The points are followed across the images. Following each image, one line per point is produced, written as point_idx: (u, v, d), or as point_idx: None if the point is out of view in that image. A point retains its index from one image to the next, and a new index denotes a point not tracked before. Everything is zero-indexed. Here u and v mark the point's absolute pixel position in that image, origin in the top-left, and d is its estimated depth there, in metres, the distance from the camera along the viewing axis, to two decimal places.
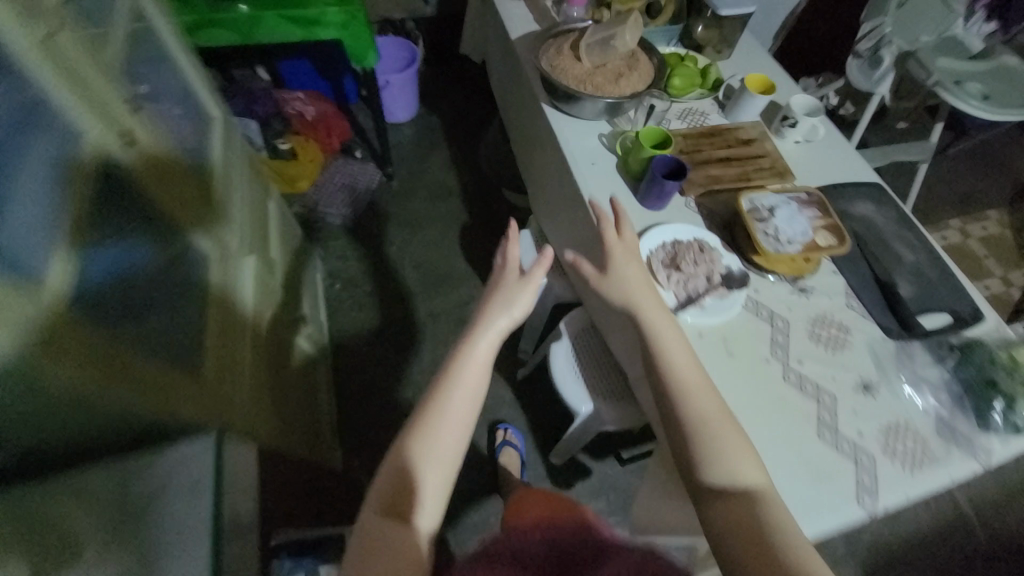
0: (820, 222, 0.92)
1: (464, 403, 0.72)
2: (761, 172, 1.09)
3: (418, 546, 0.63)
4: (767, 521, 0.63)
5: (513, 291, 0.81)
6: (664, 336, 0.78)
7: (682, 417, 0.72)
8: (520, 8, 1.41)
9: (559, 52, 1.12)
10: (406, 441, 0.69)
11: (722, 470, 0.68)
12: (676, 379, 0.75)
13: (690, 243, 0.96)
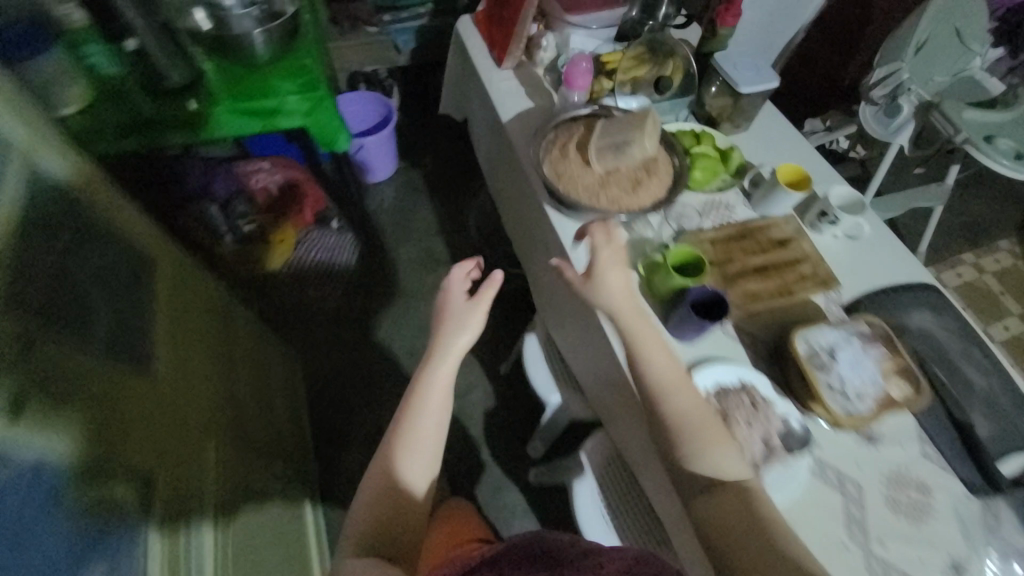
0: (890, 364, 0.80)
1: (439, 404, 0.80)
2: (803, 281, 0.95)
3: (406, 499, 0.77)
4: (761, 510, 0.68)
5: (460, 320, 0.85)
6: (645, 329, 0.80)
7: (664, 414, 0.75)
8: (508, 82, 1.25)
9: (563, 154, 0.97)
10: (380, 459, 0.79)
11: (709, 465, 0.72)
12: (656, 384, 0.77)
13: (736, 393, 0.81)
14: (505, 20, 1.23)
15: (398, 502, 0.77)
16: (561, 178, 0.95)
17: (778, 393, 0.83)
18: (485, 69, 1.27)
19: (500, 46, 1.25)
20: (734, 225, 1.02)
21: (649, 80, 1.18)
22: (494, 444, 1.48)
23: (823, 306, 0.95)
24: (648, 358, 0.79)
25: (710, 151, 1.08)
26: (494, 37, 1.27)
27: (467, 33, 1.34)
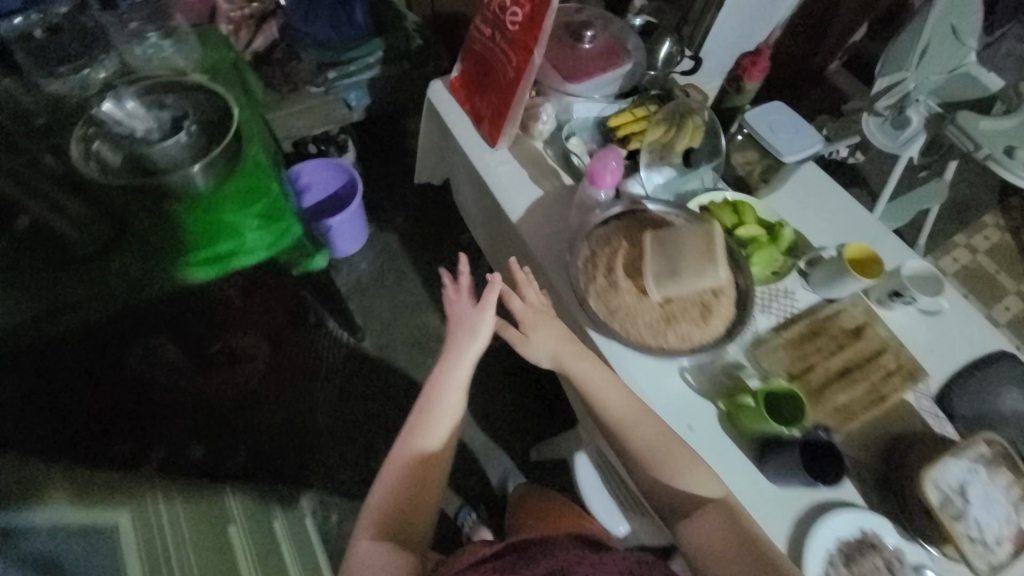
0: (1016, 491, 0.74)
1: (454, 393, 0.79)
2: (891, 380, 0.85)
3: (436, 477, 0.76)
4: (743, 526, 0.67)
5: (473, 323, 0.82)
6: (587, 374, 0.77)
7: (628, 449, 0.74)
8: (507, 164, 1.05)
9: (610, 282, 0.81)
10: (397, 463, 0.75)
11: (683, 486, 0.71)
12: (623, 415, 0.75)
13: (866, 558, 0.72)
14: (494, 93, 1.02)
15: (414, 499, 0.74)
16: (612, 315, 0.80)
17: (901, 536, 0.74)
18: (475, 150, 1.07)
19: (491, 123, 1.05)
20: (802, 319, 0.89)
21: (676, 153, 1.00)
22: None
23: (916, 406, 0.85)
24: (601, 395, 0.76)
25: (759, 233, 0.95)
26: (481, 111, 1.06)
27: (445, 106, 1.12)
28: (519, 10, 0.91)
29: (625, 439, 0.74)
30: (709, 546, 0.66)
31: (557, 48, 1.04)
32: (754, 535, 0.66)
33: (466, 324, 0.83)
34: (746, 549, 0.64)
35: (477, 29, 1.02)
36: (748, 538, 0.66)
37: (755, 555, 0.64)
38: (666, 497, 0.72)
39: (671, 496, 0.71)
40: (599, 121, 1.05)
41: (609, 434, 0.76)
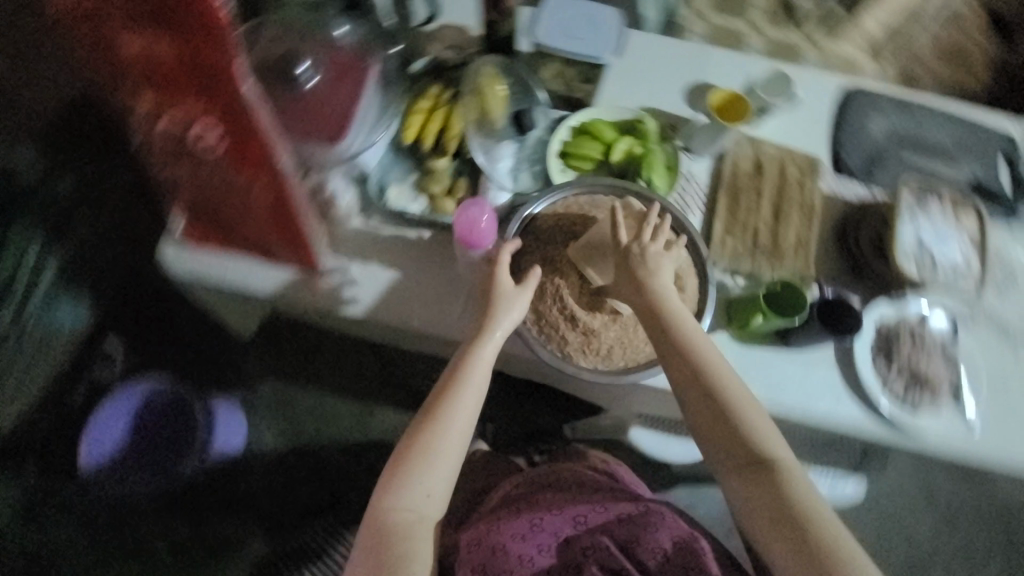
0: (951, 208, 0.80)
1: (476, 380, 0.66)
2: (804, 185, 0.87)
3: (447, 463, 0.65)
4: (794, 506, 0.57)
5: (507, 297, 0.67)
6: (658, 282, 0.64)
7: (700, 373, 0.61)
8: (350, 271, 0.82)
9: (582, 326, 0.70)
10: (421, 438, 0.65)
11: (751, 436, 0.60)
12: (706, 354, 0.62)
13: (898, 340, 0.78)
14: (264, 224, 0.71)
15: (424, 486, 0.64)
16: (611, 354, 0.70)
17: (899, 302, 0.79)
18: (303, 289, 0.80)
19: (291, 251, 0.76)
20: (720, 193, 0.86)
21: (501, 119, 0.84)
22: None
23: (830, 190, 0.89)
24: (684, 320, 0.63)
25: (633, 142, 0.85)
26: (267, 244, 0.76)
27: (219, 264, 0.80)
28: (207, 129, 0.57)
29: (700, 366, 0.61)
30: (749, 501, 0.59)
31: (286, 107, 0.70)
32: (805, 515, 0.56)
33: (494, 294, 0.68)
34: (783, 517, 0.57)
35: (166, 165, 0.66)
36: (788, 504, 0.57)
37: (809, 536, 0.55)
38: (732, 443, 0.60)
39: (729, 446, 0.60)
40: (398, 146, 0.83)
41: (681, 374, 0.62)
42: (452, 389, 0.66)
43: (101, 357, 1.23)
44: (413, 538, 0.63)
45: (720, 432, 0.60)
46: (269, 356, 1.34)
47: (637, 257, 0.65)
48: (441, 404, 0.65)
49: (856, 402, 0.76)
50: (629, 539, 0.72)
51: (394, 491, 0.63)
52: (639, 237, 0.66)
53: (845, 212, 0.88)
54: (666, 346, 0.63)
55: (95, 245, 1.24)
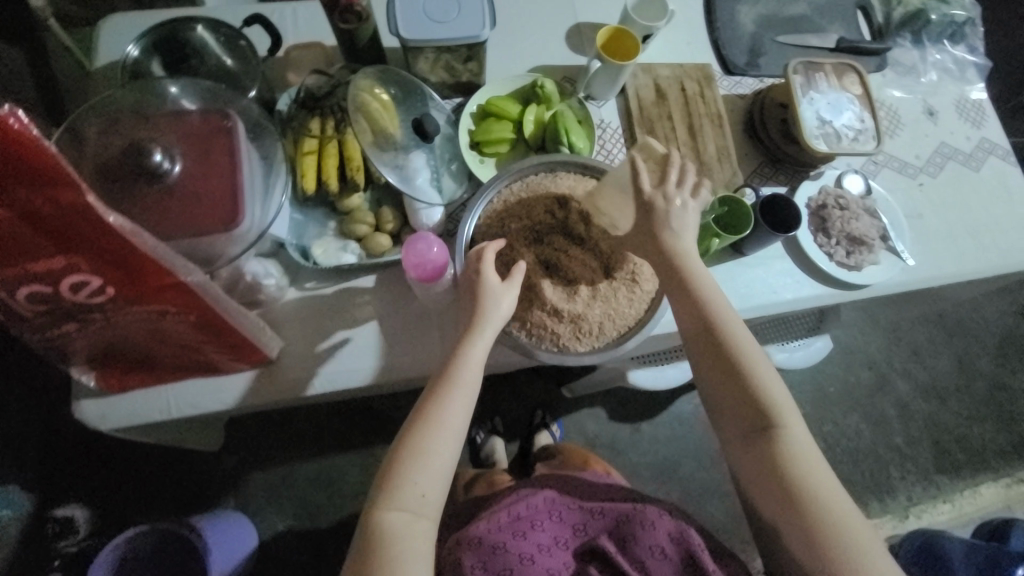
0: (833, 76, 0.87)
1: (469, 374, 0.61)
2: (705, 95, 0.89)
3: (439, 455, 0.58)
4: (795, 478, 0.57)
5: (494, 293, 0.64)
6: (680, 245, 0.65)
7: (721, 344, 0.62)
8: (308, 348, 0.74)
9: (569, 315, 0.70)
10: (419, 433, 0.58)
11: (767, 403, 0.60)
12: (729, 329, 0.63)
13: (829, 214, 0.84)
14: (194, 341, 0.62)
15: (419, 483, 0.56)
16: (601, 329, 0.71)
17: (817, 180, 0.87)
18: (266, 387, 0.72)
19: (236, 355, 0.68)
20: (637, 130, 0.86)
21: (400, 132, 0.76)
22: (656, 427, 1.45)
23: (728, 91, 0.92)
24: (700, 281, 0.65)
25: (539, 110, 0.82)
26: (205, 358, 0.67)
27: (156, 399, 0.71)
28: (82, 279, 0.47)
29: (721, 336, 0.62)
30: (751, 468, 0.60)
31: (158, 207, 0.59)
32: (806, 489, 0.56)
33: (482, 291, 0.64)
34: (783, 489, 0.57)
35: (41, 334, 0.54)
36: (789, 475, 0.57)
37: (790, 497, 0.56)
38: (744, 408, 0.61)
39: (740, 410, 0.61)
40: (302, 202, 0.77)
41: (697, 337, 0.64)
42: (446, 387, 0.61)
43: (62, 530, 1.10)
44: (407, 541, 0.54)
45: (733, 395, 0.61)
46: (240, 453, 1.27)
47: (660, 210, 0.66)
48: (438, 399, 0.60)
49: (813, 281, 0.83)
50: (630, 536, 0.65)
51: (389, 491, 0.56)
52: (663, 185, 0.66)
53: (746, 108, 0.92)
54: (690, 317, 0.64)
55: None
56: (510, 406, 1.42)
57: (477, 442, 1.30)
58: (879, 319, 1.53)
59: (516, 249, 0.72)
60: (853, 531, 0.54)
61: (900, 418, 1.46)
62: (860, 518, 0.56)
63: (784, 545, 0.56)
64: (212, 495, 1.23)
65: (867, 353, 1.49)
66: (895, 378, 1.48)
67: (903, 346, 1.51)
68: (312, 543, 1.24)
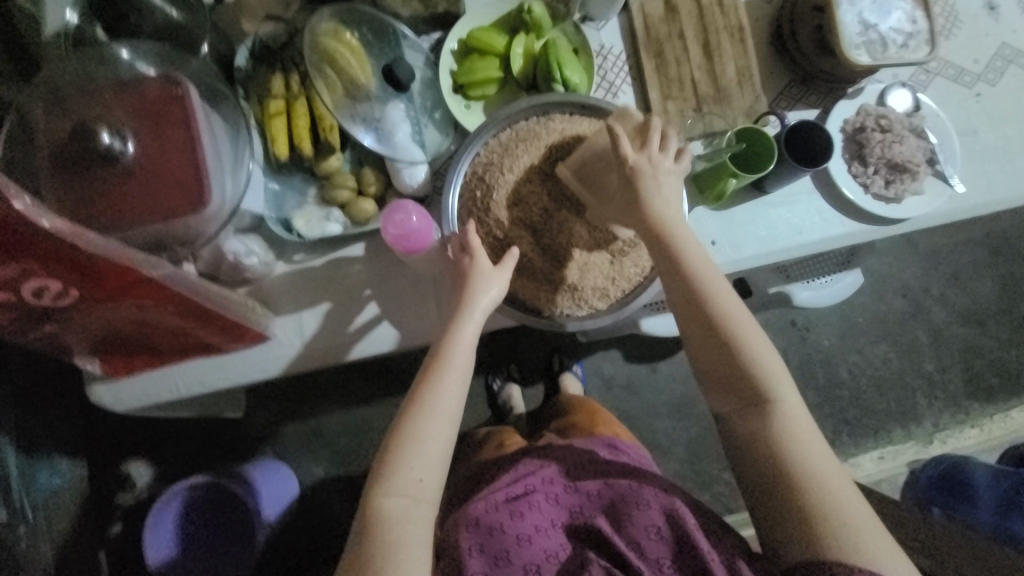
0: None
1: (460, 361, 0.59)
2: (724, 3, 0.76)
3: (433, 438, 0.57)
4: (792, 454, 0.53)
5: (483, 278, 0.61)
6: (658, 203, 0.57)
7: (707, 311, 0.56)
8: (305, 324, 0.72)
9: (567, 284, 0.65)
10: (405, 422, 0.57)
11: (761, 374, 0.55)
12: (719, 295, 0.56)
13: (867, 138, 0.74)
14: (184, 328, 0.61)
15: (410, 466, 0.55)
16: (604, 290, 0.66)
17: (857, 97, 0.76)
18: (270, 363, 0.72)
19: (233, 337, 0.66)
20: (642, 55, 0.74)
21: (373, 82, 0.68)
22: (674, 366, 1.43)
23: None
24: (688, 246, 0.57)
25: (529, 40, 0.72)
26: (202, 342, 0.66)
27: (163, 382, 0.71)
28: (41, 284, 0.45)
29: (711, 303, 0.56)
30: (744, 442, 0.56)
31: (119, 196, 0.56)
32: (804, 467, 0.53)
33: (470, 274, 0.61)
34: (778, 467, 0.54)
35: (27, 335, 0.54)
36: (787, 452, 0.54)
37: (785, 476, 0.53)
38: (736, 378, 0.56)
39: (732, 380, 0.56)
40: (278, 170, 0.71)
41: (683, 307, 0.57)
42: (437, 370, 0.59)
43: (124, 483, 1.22)
44: (408, 525, 0.54)
45: (722, 365, 0.56)
46: (267, 411, 1.33)
47: (645, 176, 0.57)
48: (429, 387, 0.58)
49: (843, 217, 0.75)
50: (626, 517, 0.64)
51: (385, 478, 0.55)
52: (646, 146, 0.58)
53: (772, 15, 0.78)
54: (675, 284, 0.57)
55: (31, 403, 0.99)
56: (527, 354, 1.41)
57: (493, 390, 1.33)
58: (917, 243, 1.42)
59: (499, 218, 0.65)
60: (852, 512, 0.51)
61: (932, 346, 1.39)
62: (860, 497, 0.53)
63: (774, 525, 0.53)
64: (248, 450, 1.31)
65: (903, 280, 1.40)
66: (931, 305, 1.40)
67: (941, 271, 1.41)
68: (348, 489, 1.33)
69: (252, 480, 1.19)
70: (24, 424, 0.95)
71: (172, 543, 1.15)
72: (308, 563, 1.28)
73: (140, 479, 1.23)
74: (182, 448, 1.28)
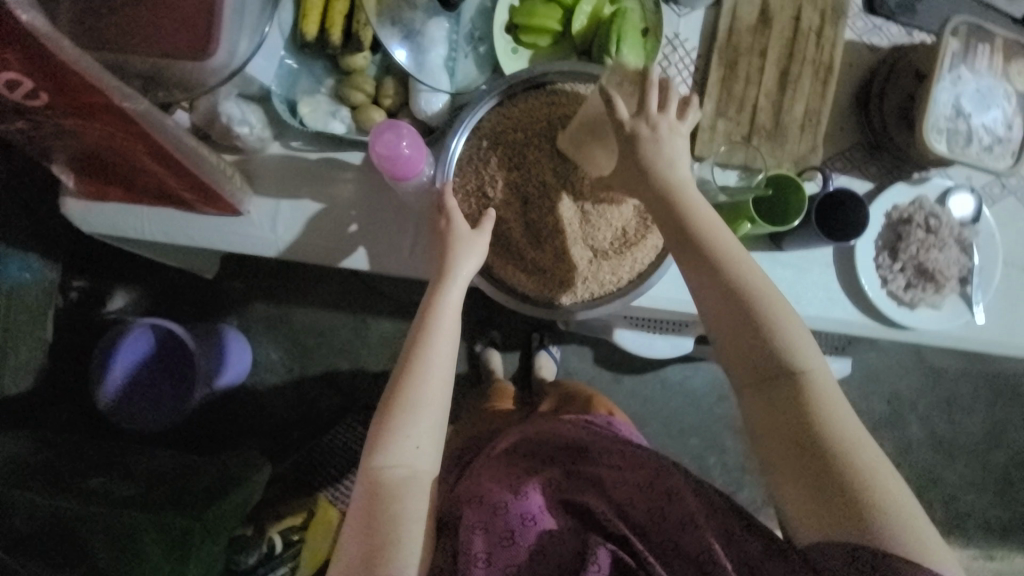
0: (1002, 57, 0.64)
1: (448, 332, 0.61)
2: (822, 36, 0.68)
3: (426, 408, 0.59)
4: (821, 428, 0.50)
5: (464, 242, 0.60)
6: (672, 169, 0.54)
7: (733, 282, 0.53)
8: (281, 213, 0.71)
9: (539, 265, 0.63)
10: (400, 395, 0.59)
11: (787, 350, 0.52)
12: (746, 266, 0.54)
13: (908, 233, 0.68)
14: (159, 173, 0.60)
15: (405, 433, 0.58)
16: (571, 285, 0.63)
17: (916, 187, 0.69)
18: (237, 238, 0.71)
19: (206, 201, 0.66)
20: (714, 59, 0.68)
21: None
22: (638, 383, 1.42)
23: (856, 36, 0.70)
24: (704, 216, 0.54)
25: (601, 2, 0.66)
26: (176, 194, 0.66)
27: (134, 219, 0.71)
28: (14, 78, 0.43)
29: (735, 276, 0.53)
30: (768, 420, 0.51)
31: (128, 16, 0.53)
32: (834, 447, 0.49)
33: (449, 238, 0.60)
34: (810, 444, 0.49)
35: (4, 125, 0.53)
36: (815, 433, 0.50)
37: (816, 450, 0.49)
38: (756, 356, 0.52)
39: (749, 360, 0.52)
40: (300, 49, 0.67)
41: (710, 273, 0.53)
42: (423, 343, 0.60)
43: (98, 302, 1.28)
44: (407, 496, 0.57)
45: (743, 345, 0.52)
46: (245, 282, 1.35)
47: (647, 141, 0.53)
48: (421, 355, 0.60)
49: (849, 303, 0.70)
50: (627, 502, 0.64)
51: (380, 448, 0.58)
52: (644, 108, 0.54)
53: (870, 67, 0.70)
54: (694, 258, 0.54)
55: (19, 195, 1.01)
56: (504, 320, 1.40)
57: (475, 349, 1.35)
58: (926, 357, 1.36)
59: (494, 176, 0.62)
60: (883, 487, 0.48)
61: (894, 459, 1.36)
62: (892, 473, 0.49)
63: (796, 511, 0.49)
64: (214, 311, 1.35)
65: (894, 386, 1.35)
66: (911, 421, 1.35)
67: (936, 393, 1.36)
68: (294, 382, 1.36)
69: (223, 339, 1.26)
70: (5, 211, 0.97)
71: (142, 378, 1.21)
72: (228, 434, 1.33)
73: (115, 304, 1.28)
74: (156, 290, 1.32)
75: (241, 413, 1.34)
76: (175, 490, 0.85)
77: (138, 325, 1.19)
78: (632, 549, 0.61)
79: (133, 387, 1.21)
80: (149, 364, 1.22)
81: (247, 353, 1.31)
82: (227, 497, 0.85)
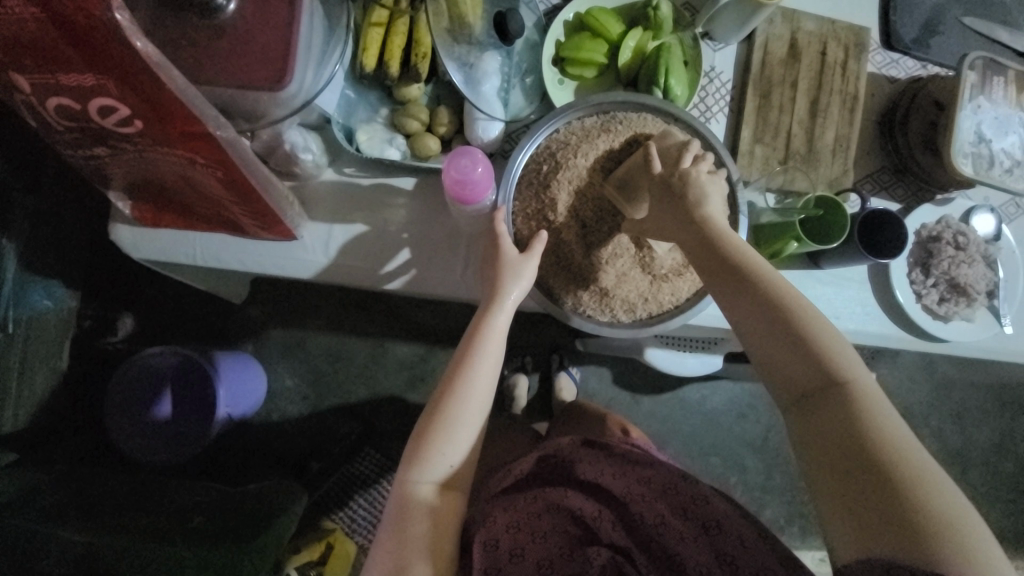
0: (1014, 87, 0.69)
1: (490, 354, 0.61)
2: (847, 68, 0.73)
3: (460, 428, 0.59)
4: (873, 444, 0.47)
5: (513, 266, 0.61)
6: (712, 212, 0.55)
7: (772, 299, 0.52)
8: (334, 236, 0.71)
9: (598, 285, 0.65)
10: (440, 411, 0.59)
11: (831, 364, 0.50)
12: (783, 286, 0.52)
13: (938, 249, 0.72)
14: (223, 198, 0.60)
15: (439, 451, 0.58)
16: (632, 305, 0.65)
17: (941, 208, 0.74)
18: (289, 262, 0.71)
19: (263, 225, 0.66)
20: (749, 90, 0.72)
21: (479, 24, 0.66)
22: (656, 403, 1.43)
23: (876, 69, 0.76)
24: (740, 242, 0.55)
25: (644, 37, 0.70)
26: (233, 218, 0.66)
27: (184, 244, 0.71)
28: (110, 104, 0.45)
29: (775, 295, 0.52)
30: (813, 438, 0.49)
31: (206, 48, 0.55)
32: (883, 461, 0.46)
33: (500, 260, 0.62)
34: (860, 459, 0.46)
35: (78, 152, 0.54)
36: (861, 448, 0.47)
37: (863, 465, 0.46)
38: (798, 374, 0.51)
39: (787, 377, 0.51)
40: (358, 79, 0.71)
41: (745, 292, 0.53)
42: (468, 361, 0.61)
43: (106, 328, 1.25)
44: (437, 513, 0.58)
45: (782, 361, 0.51)
46: (264, 307, 1.34)
47: (676, 189, 0.57)
48: (464, 372, 0.60)
49: (886, 317, 0.73)
50: (637, 516, 0.66)
51: (415, 464, 0.58)
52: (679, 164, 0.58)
53: (890, 96, 0.76)
54: (719, 282, 0.54)
55: (46, 219, 1.00)
56: (523, 343, 1.41)
57: (505, 376, 1.36)
58: (933, 371, 1.40)
59: (552, 199, 0.64)
60: (933, 505, 0.44)
61: None
62: (954, 488, 0.45)
63: (835, 523, 0.47)
64: (232, 336, 1.33)
65: (907, 399, 1.38)
66: (925, 434, 1.38)
67: (947, 405, 1.39)
68: (310, 408, 1.34)
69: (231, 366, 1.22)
70: (37, 238, 0.97)
71: (150, 406, 1.17)
72: (245, 466, 1.29)
73: (123, 330, 1.26)
74: (170, 314, 1.31)
75: (255, 441, 1.31)
76: (212, 525, 0.83)
77: (150, 353, 1.17)
78: (633, 560, 0.62)
79: (139, 418, 1.17)
80: (154, 395, 1.17)
81: (262, 379, 1.28)
82: (274, 522, 0.84)
